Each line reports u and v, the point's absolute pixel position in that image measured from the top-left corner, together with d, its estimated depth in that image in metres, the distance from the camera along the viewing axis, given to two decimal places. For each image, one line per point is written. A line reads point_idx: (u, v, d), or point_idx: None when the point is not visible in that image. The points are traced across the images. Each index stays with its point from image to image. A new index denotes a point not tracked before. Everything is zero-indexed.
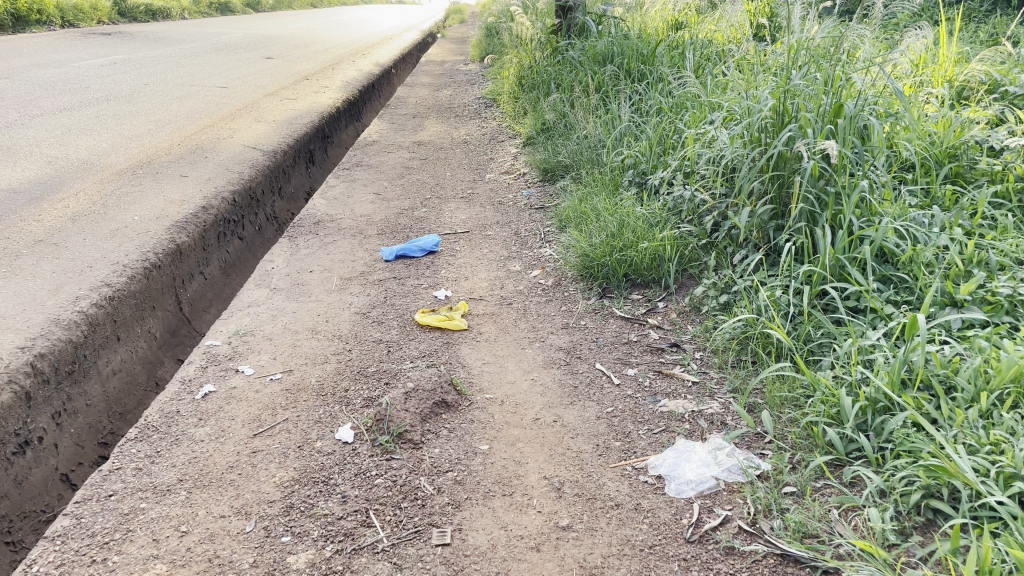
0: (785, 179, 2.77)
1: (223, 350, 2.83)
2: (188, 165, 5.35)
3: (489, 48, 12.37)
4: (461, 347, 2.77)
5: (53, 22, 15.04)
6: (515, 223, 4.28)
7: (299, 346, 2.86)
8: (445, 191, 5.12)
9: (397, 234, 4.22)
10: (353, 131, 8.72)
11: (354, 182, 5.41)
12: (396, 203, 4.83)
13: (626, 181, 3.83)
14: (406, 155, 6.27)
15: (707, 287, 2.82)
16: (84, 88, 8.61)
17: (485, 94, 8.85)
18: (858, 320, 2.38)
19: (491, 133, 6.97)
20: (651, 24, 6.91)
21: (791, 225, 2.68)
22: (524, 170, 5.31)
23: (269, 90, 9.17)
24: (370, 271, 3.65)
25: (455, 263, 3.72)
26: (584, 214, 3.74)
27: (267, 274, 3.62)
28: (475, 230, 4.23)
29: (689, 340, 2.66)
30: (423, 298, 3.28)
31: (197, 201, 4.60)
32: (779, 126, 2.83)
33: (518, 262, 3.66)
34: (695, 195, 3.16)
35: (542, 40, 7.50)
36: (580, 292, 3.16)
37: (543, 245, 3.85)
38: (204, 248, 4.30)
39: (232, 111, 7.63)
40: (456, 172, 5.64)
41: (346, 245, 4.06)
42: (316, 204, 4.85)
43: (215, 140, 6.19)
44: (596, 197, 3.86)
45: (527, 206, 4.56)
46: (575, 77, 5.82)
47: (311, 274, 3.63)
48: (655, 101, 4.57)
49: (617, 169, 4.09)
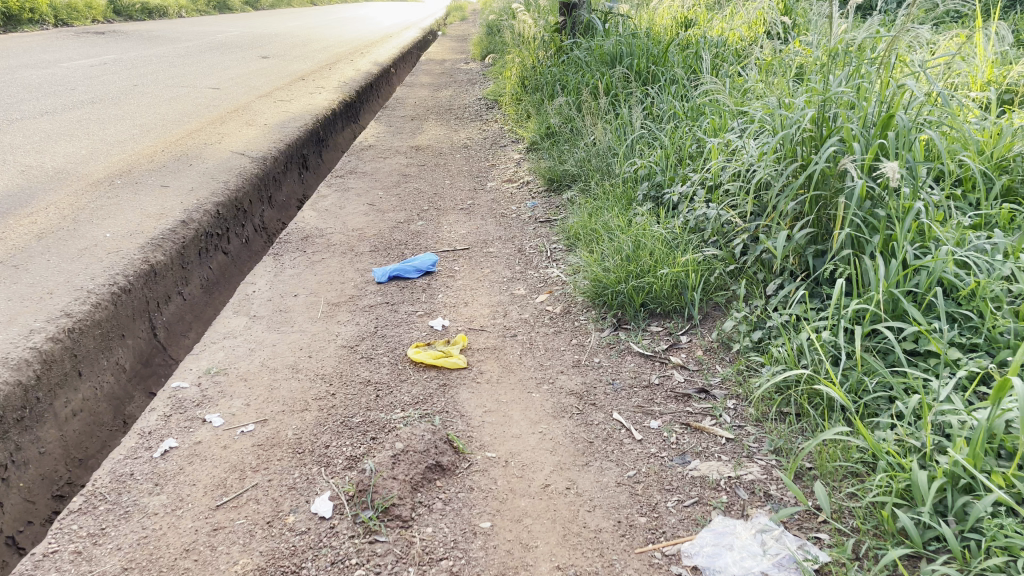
0: (827, 200, 2.43)
1: (191, 394, 2.51)
2: (170, 174, 5.03)
3: (490, 46, 12.04)
4: (459, 390, 2.45)
5: (45, 22, 14.73)
6: (519, 239, 3.96)
7: (277, 388, 2.53)
8: (444, 201, 4.80)
9: (391, 250, 3.89)
10: (349, 133, 8.39)
11: (347, 192, 5.09)
12: (391, 215, 4.51)
13: (642, 194, 3.50)
14: (403, 160, 5.95)
15: (737, 321, 2.49)
16: (69, 90, 8.30)
17: (486, 95, 8.51)
18: (919, 367, 2.05)
19: (492, 136, 6.65)
20: (661, 23, 6.59)
21: (834, 253, 2.35)
22: (528, 179, 4.98)
23: (262, 91, 8.85)
24: (360, 295, 3.33)
25: (454, 286, 3.40)
26: (595, 232, 3.42)
27: (246, 300, 3.29)
28: (476, 247, 3.91)
29: (719, 384, 2.33)
30: (418, 329, 2.95)
31: (177, 214, 4.28)
32: (820, 140, 2.49)
33: (523, 285, 3.34)
34: (721, 215, 2.83)
35: (545, 39, 7.20)
36: (592, 322, 2.83)
37: (550, 265, 3.53)
38: (183, 267, 3.99)
39: (222, 114, 7.31)
40: (456, 180, 5.31)
41: (335, 264, 3.74)
42: (306, 216, 4.53)
43: (202, 147, 5.88)
44: (608, 212, 3.53)
45: (532, 219, 4.24)
46: (581, 79, 5.50)
47: (296, 299, 3.31)
48: (670, 107, 4.24)
49: (630, 181, 3.77)
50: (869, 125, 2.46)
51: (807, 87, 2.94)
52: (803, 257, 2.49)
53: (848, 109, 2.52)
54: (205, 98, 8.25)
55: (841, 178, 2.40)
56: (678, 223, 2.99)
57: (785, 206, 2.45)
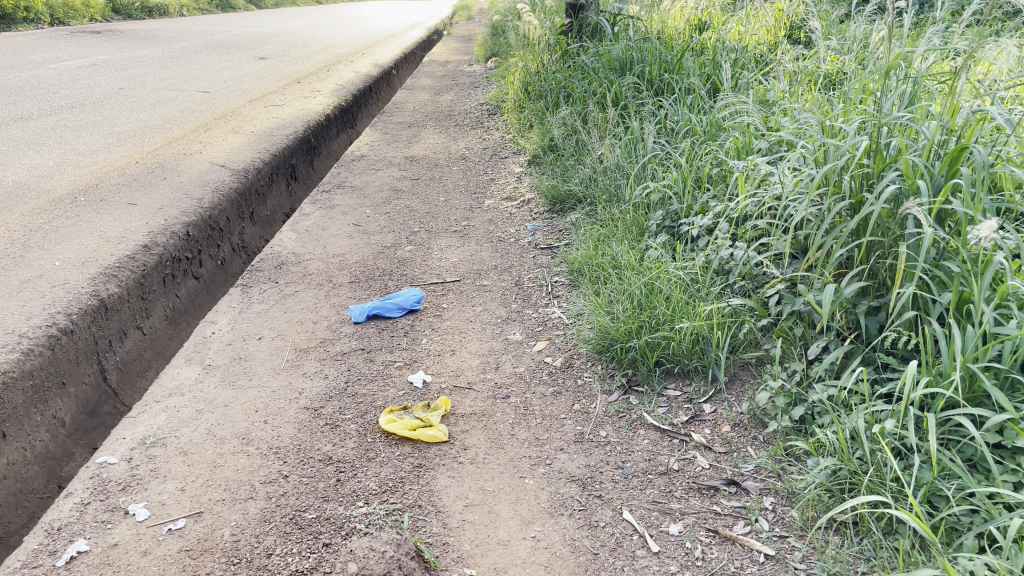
0: (883, 249, 2.01)
1: (118, 474, 2.12)
2: (140, 190, 4.64)
3: (494, 47, 11.59)
4: (437, 474, 2.04)
5: (41, 20, 14.39)
6: (516, 268, 3.56)
7: (221, 467, 2.12)
8: (437, 221, 4.39)
9: (373, 282, 3.48)
10: (344, 139, 7.98)
11: (332, 209, 4.69)
12: (378, 239, 4.10)
13: (657, 220, 3.06)
14: (397, 173, 5.55)
15: (774, 391, 2.08)
16: (51, 94, 7.94)
17: (489, 100, 8.11)
18: (1009, 469, 1.63)
19: (493, 146, 6.24)
20: (674, 27, 6.18)
21: (894, 316, 1.94)
22: (529, 198, 4.58)
23: (254, 95, 8.46)
24: (333, 339, 2.91)
25: (440, 328, 2.99)
26: (603, 269, 3.01)
27: (203, 345, 2.89)
28: (469, 278, 3.49)
29: (752, 474, 1.92)
30: (396, 385, 2.54)
31: (140, 238, 3.88)
32: (876, 175, 2.07)
33: (519, 328, 2.93)
34: (752, 256, 2.41)
35: (550, 42, 6.84)
36: (598, 382, 2.41)
37: (551, 303, 3.12)
38: (143, 298, 3.60)
39: (208, 121, 6.93)
40: (451, 196, 4.90)
41: (310, 299, 3.33)
42: (285, 239, 4.12)
43: (180, 158, 5.50)
44: (617, 245, 3.12)
45: (532, 245, 3.83)
46: (587, 86, 5.09)
47: (260, 343, 2.90)
48: (687, 121, 3.82)
49: (642, 207, 3.36)
50: (935, 159, 2.05)
51: (858, 112, 2.52)
52: (853, 314, 2.07)
53: (908, 139, 2.11)
54: (193, 103, 7.87)
55: (903, 222, 1.99)
56: (699, 262, 2.57)
57: (834, 255, 2.03)
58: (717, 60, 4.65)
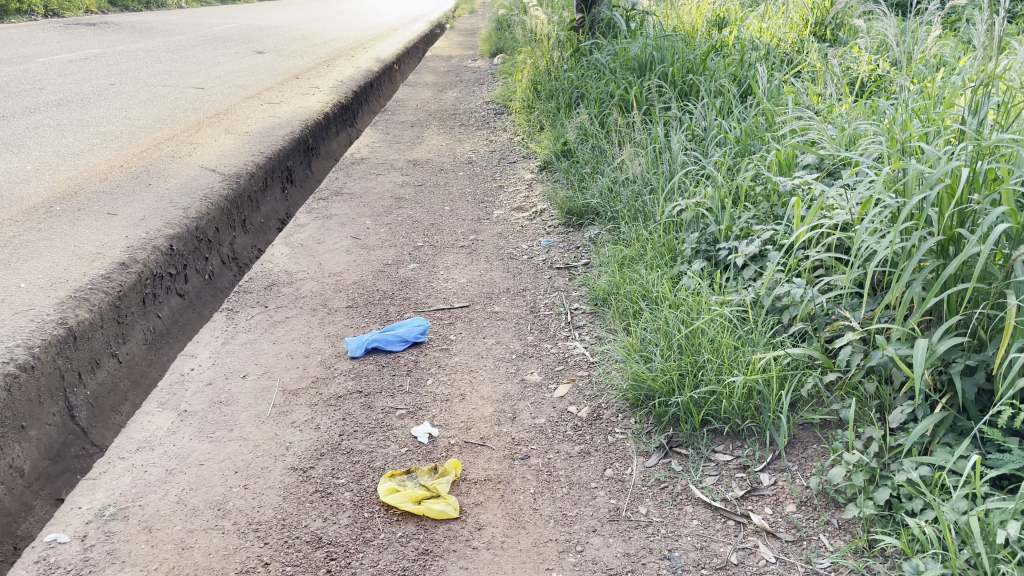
0: (986, 301, 1.69)
1: (68, 557, 1.80)
2: (121, 198, 4.31)
3: (499, 42, 11.27)
4: (447, 565, 1.71)
5: (36, 12, 14.02)
6: (531, 291, 3.23)
7: (189, 550, 1.79)
8: (442, 235, 4.05)
9: (373, 307, 3.15)
10: (344, 139, 7.64)
11: (330, 219, 4.36)
12: (378, 256, 3.77)
13: (692, 244, 2.73)
14: (399, 178, 5.21)
15: (853, 466, 1.75)
16: (37, 90, 7.60)
17: (495, 97, 7.77)
18: None
19: (501, 149, 5.91)
20: (693, 24, 5.84)
21: (1004, 385, 1.61)
22: (542, 208, 4.25)
23: (250, 92, 8.11)
24: (326, 378, 2.58)
25: (448, 365, 2.66)
26: (631, 299, 2.69)
27: (179, 385, 2.55)
28: (479, 302, 3.16)
29: (829, 573, 1.59)
30: (398, 438, 2.21)
31: (117, 254, 3.55)
32: (977, 210, 1.75)
33: (538, 366, 2.60)
34: (814, 295, 2.08)
35: (561, 39, 6.51)
36: (632, 442, 2.08)
37: (572, 334, 2.79)
38: (119, 322, 3.28)
39: (200, 120, 6.59)
40: (456, 205, 4.56)
41: (302, 327, 2.99)
42: (277, 255, 3.79)
43: (167, 161, 5.16)
44: (646, 272, 2.80)
45: (547, 264, 3.51)
46: (603, 87, 4.75)
47: (244, 384, 2.57)
48: (718, 129, 3.50)
49: (672, 226, 3.03)
50: None
51: (938, 134, 2.20)
52: (945, 375, 1.75)
53: (1012, 168, 1.79)
54: (186, 100, 7.52)
55: (1013, 270, 1.67)
56: (748, 299, 2.25)
57: (927, 303, 1.71)
58: (745, 60, 4.32)
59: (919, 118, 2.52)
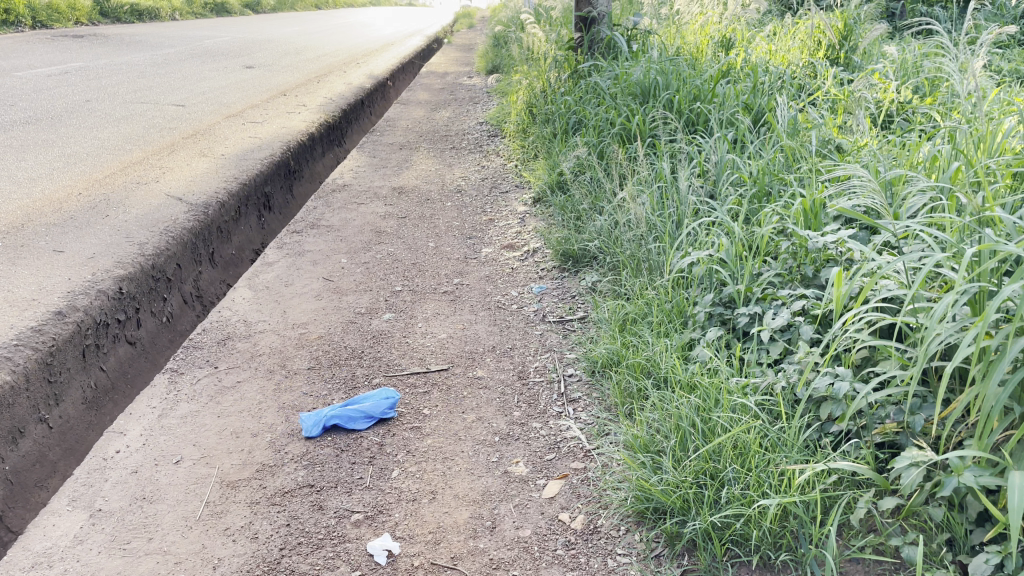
0: None
1: None
2: (72, 231, 3.92)
3: (495, 59, 10.95)
4: None
5: (23, 23, 13.65)
6: (520, 350, 2.84)
7: None
8: (424, 277, 3.67)
9: (339, 369, 2.75)
10: (330, 160, 7.27)
11: (302, 256, 3.97)
12: (350, 303, 3.37)
13: (706, 307, 2.34)
14: (382, 208, 4.83)
15: None
16: (7, 107, 7.22)
17: (489, 118, 7.41)
18: None
19: (494, 175, 5.52)
20: (698, 45, 5.51)
21: None
22: (536, 248, 3.88)
23: (232, 110, 7.75)
24: (274, 467, 2.18)
25: (419, 448, 2.26)
26: (637, 372, 2.31)
27: (99, 475, 2.16)
28: (460, 363, 2.77)
29: None
30: (350, 557, 1.81)
31: (55, 301, 3.16)
32: None
33: (525, 452, 2.20)
34: (861, 391, 1.70)
35: (559, 59, 6.16)
36: (639, 571, 1.67)
37: (566, 409, 2.39)
38: (50, 381, 2.88)
39: (176, 141, 6.22)
40: (442, 242, 4.18)
41: (253, 395, 2.59)
42: (237, 300, 3.39)
43: (131, 188, 4.78)
44: (653, 338, 2.42)
45: (539, 316, 3.12)
46: (602, 113, 4.39)
47: (175, 473, 2.17)
48: (732, 168, 3.15)
49: (681, 281, 2.66)
50: None
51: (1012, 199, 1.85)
52: None
53: None
54: (163, 118, 7.15)
55: None
56: (778, 388, 1.86)
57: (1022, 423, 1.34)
58: (759, 88, 3.96)
59: (975, 176, 2.18)
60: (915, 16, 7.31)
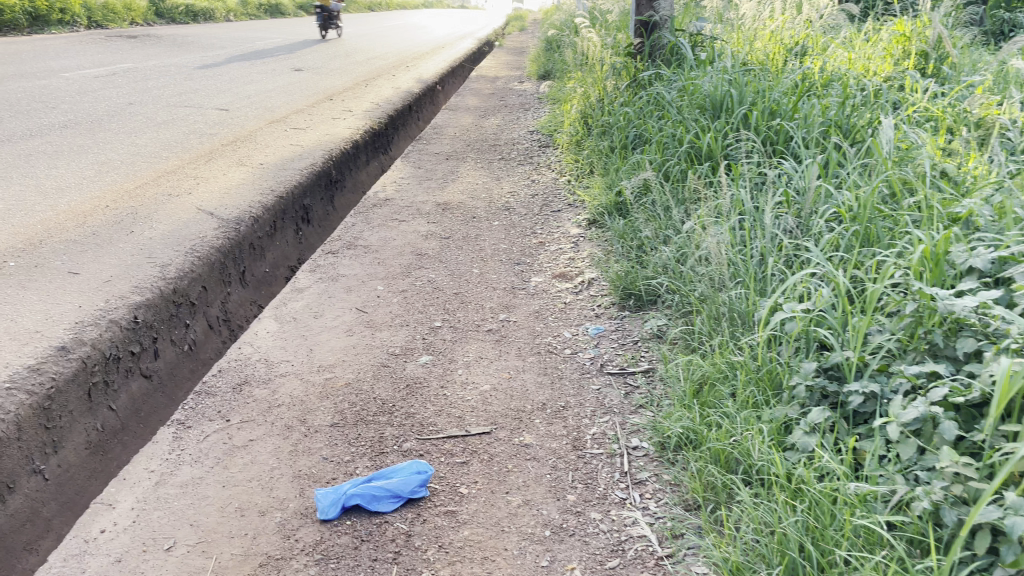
0: None
1: None
2: (92, 250, 3.66)
3: (548, 64, 10.57)
4: None
5: (77, 22, 13.68)
6: (575, 410, 2.44)
7: None
8: (467, 311, 3.29)
9: (366, 428, 2.38)
10: (375, 168, 6.96)
11: (335, 282, 3.63)
12: (383, 341, 3.00)
13: (807, 381, 1.92)
14: (425, 226, 4.48)
15: None
16: (49, 109, 7.08)
17: (541, 127, 7.02)
18: None
19: (545, 191, 5.13)
20: (769, 53, 5.04)
21: None
22: (591, 279, 3.48)
23: (276, 115, 7.50)
24: (279, 561, 1.82)
25: (454, 541, 1.88)
26: (723, 461, 1.91)
27: (77, 565, 1.83)
28: (505, 424, 2.38)
29: None
30: None
31: (61, 335, 2.87)
32: None
33: (582, 555, 1.81)
34: None
35: (617, 66, 5.75)
36: None
37: (632, 497, 1.99)
38: (48, 427, 2.59)
39: (214, 148, 5.96)
40: (487, 268, 3.80)
41: (266, 458, 2.23)
42: (260, 334, 3.06)
43: (161, 200, 4.52)
44: (740, 412, 2.02)
45: (597, 365, 2.72)
46: (668, 129, 3.98)
47: (164, 565, 1.83)
48: (824, 200, 2.74)
49: (770, 338, 2.26)
50: None
51: None
52: None
53: None
54: (204, 123, 6.94)
55: None
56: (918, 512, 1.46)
57: None
58: (848, 104, 3.52)
59: None
60: (999, 23, 6.72)
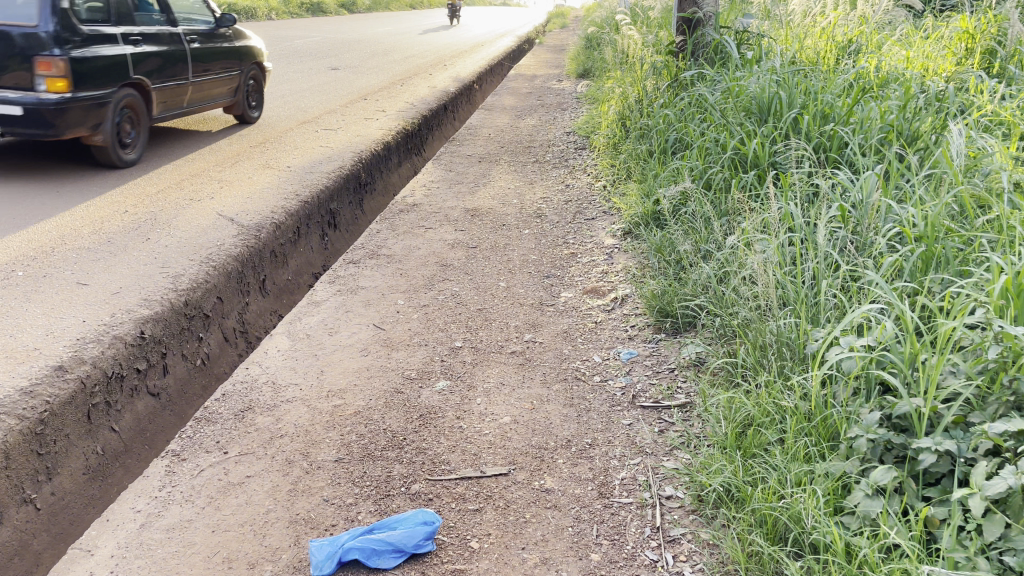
0: None
1: None
2: (105, 259, 3.53)
3: (587, 63, 10.29)
4: None
5: None
6: (603, 450, 2.21)
7: None
8: (491, 329, 3.08)
9: (373, 465, 2.18)
10: (406, 170, 6.78)
11: (353, 295, 3.44)
12: (399, 363, 2.80)
13: (869, 434, 1.67)
14: (452, 234, 4.27)
15: None
16: None
17: (577, 128, 6.77)
18: None
19: (580, 198, 4.89)
20: (821, 52, 4.72)
21: None
22: (625, 296, 3.24)
23: (308, 115, 7.37)
24: None
25: None
26: (770, 526, 1.67)
27: None
28: (525, 464, 2.16)
29: None
30: None
31: (61, 352, 2.73)
32: None
33: None
34: None
35: (658, 66, 5.47)
36: None
37: (664, 561, 1.76)
38: (41, 453, 2.44)
39: (241, 149, 5.84)
40: (514, 282, 3.58)
41: (261, 499, 2.04)
42: (271, 353, 2.88)
43: (182, 205, 4.39)
44: (789, 467, 1.77)
45: (628, 396, 2.48)
46: (710, 133, 3.72)
47: None
48: (885, 216, 2.46)
49: (824, 376, 2.00)
50: None
51: None
52: None
53: None
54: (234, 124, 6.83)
55: None
56: None
57: None
58: (909, 107, 3.23)
59: None
60: None
